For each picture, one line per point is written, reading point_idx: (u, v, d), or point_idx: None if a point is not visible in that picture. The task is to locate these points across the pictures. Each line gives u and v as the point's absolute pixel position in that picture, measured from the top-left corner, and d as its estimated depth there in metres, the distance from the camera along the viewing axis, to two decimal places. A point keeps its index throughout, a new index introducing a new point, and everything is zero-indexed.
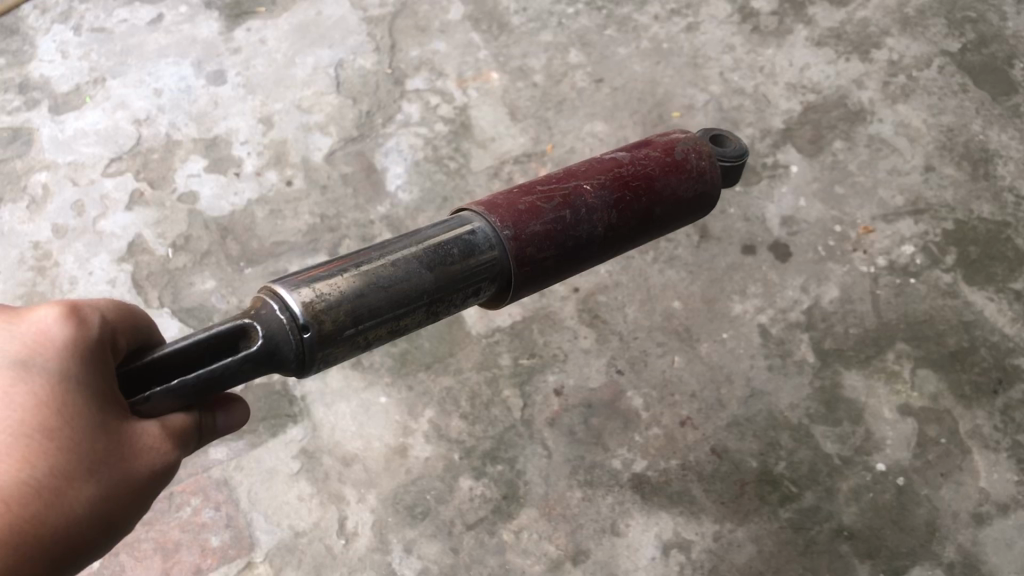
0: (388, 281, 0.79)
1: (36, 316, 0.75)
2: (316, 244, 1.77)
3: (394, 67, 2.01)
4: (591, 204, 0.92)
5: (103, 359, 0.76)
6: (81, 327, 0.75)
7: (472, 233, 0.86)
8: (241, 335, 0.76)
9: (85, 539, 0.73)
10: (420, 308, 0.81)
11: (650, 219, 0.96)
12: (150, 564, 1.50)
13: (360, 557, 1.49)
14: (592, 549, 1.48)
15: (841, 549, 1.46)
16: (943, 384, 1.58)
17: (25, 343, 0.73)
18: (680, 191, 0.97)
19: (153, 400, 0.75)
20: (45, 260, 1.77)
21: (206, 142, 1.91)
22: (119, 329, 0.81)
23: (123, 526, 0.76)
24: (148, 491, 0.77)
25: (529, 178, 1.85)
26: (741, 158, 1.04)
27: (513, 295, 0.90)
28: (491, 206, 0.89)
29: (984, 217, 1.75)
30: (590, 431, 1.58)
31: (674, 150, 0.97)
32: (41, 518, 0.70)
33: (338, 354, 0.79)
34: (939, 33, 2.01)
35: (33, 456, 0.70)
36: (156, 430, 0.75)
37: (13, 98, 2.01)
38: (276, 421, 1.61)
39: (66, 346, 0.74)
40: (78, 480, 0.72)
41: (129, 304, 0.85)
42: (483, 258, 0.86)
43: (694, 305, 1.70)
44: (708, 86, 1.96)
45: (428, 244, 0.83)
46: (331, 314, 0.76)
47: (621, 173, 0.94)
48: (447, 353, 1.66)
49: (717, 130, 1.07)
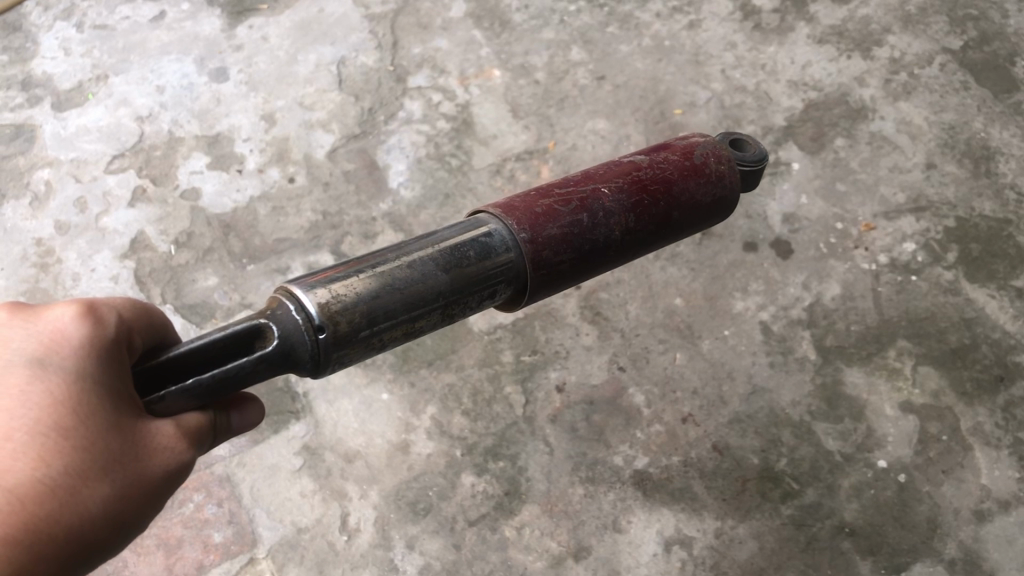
0: (404, 283, 0.79)
1: (52, 315, 0.75)
2: (318, 241, 1.77)
3: (396, 64, 2.01)
4: (608, 208, 0.92)
5: (119, 358, 0.76)
6: (97, 326, 0.76)
7: (487, 235, 0.86)
8: (257, 334, 0.76)
9: (98, 539, 0.72)
10: (435, 310, 0.82)
11: (668, 223, 0.96)
12: (153, 560, 1.50)
13: (362, 553, 1.49)
14: (593, 545, 1.48)
15: (842, 546, 1.46)
16: (945, 381, 1.58)
17: (41, 342, 0.73)
18: (698, 195, 0.97)
19: (167, 399, 0.75)
20: (47, 257, 1.78)
21: (208, 139, 1.91)
22: (135, 328, 0.81)
23: (135, 526, 0.76)
24: (161, 491, 0.77)
25: (531, 175, 1.85)
26: (761, 161, 1.04)
27: (529, 298, 0.90)
28: (508, 208, 0.90)
29: (986, 214, 1.76)
30: (592, 427, 1.59)
31: (692, 155, 0.98)
32: (55, 517, 0.69)
33: (352, 355, 0.79)
34: (941, 30, 2.01)
35: (48, 454, 0.70)
36: (170, 430, 0.75)
37: (16, 94, 2.01)
38: (278, 418, 1.61)
39: (83, 345, 0.74)
40: (92, 479, 0.71)
41: (144, 304, 0.85)
42: (499, 261, 0.86)
43: (695, 302, 1.70)
44: (710, 84, 1.96)
45: (444, 246, 0.84)
46: (346, 315, 0.76)
47: (639, 176, 0.94)
48: (449, 350, 1.67)
49: (738, 134, 1.07)
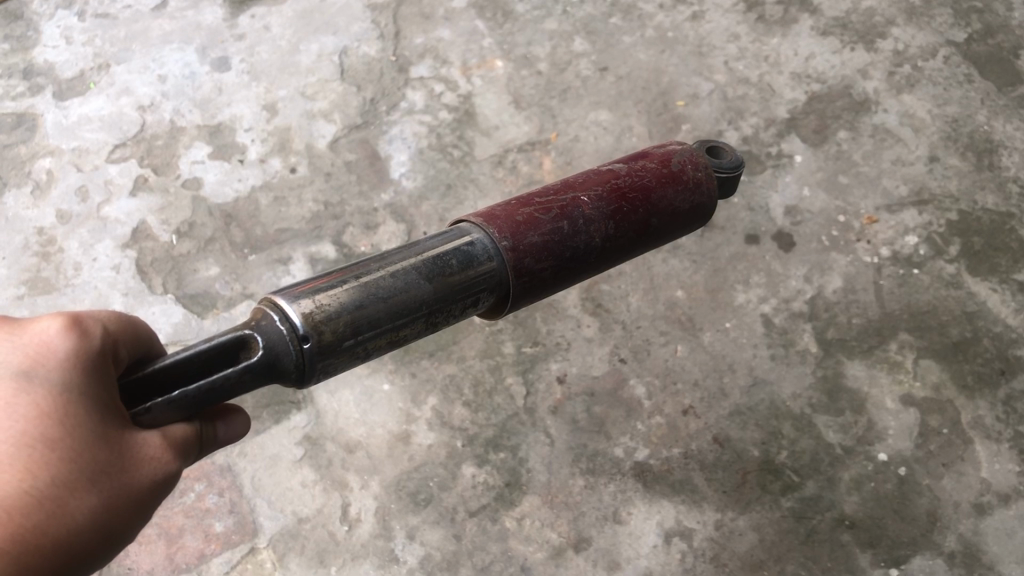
0: (387, 293, 0.79)
1: (38, 327, 0.73)
2: (319, 231, 1.77)
3: (399, 54, 2.00)
4: (589, 215, 0.91)
5: (105, 370, 0.74)
6: (83, 339, 0.74)
7: (470, 244, 0.86)
8: (242, 345, 0.76)
9: (86, 549, 0.72)
10: (419, 319, 0.81)
11: (647, 230, 0.95)
12: (154, 549, 1.50)
13: (363, 543, 1.49)
14: (593, 536, 1.49)
15: (842, 538, 1.46)
16: (946, 375, 1.58)
17: (26, 354, 0.72)
18: (677, 203, 0.97)
19: (154, 411, 0.75)
20: (49, 246, 1.77)
21: (210, 129, 1.91)
22: (121, 340, 0.79)
23: (123, 537, 0.75)
24: (149, 502, 0.76)
25: (533, 166, 1.84)
26: (738, 169, 1.03)
27: (511, 305, 0.90)
28: (489, 217, 0.89)
29: (988, 208, 1.75)
30: (592, 419, 1.59)
31: (670, 162, 0.97)
32: (43, 529, 0.69)
33: (336, 365, 0.78)
34: (945, 23, 2.01)
35: (35, 466, 0.69)
36: (157, 441, 0.74)
37: (17, 82, 2.01)
38: (280, 408, 1.61)
39: (69, 357, 0.72)
40: (79, 490, 0.70)
41: (131, 316, 0.83)
42: (481, 269, 0.85)
43: (697, 294, 1.70)
44: (713, 75, 1.96)
45: (426, 256, 0.83)
46: (330, 325, 0.76)
47: (618, 184, 0.94)
48: (450, 341, 1.67)
49: (714, 141, 1.06)
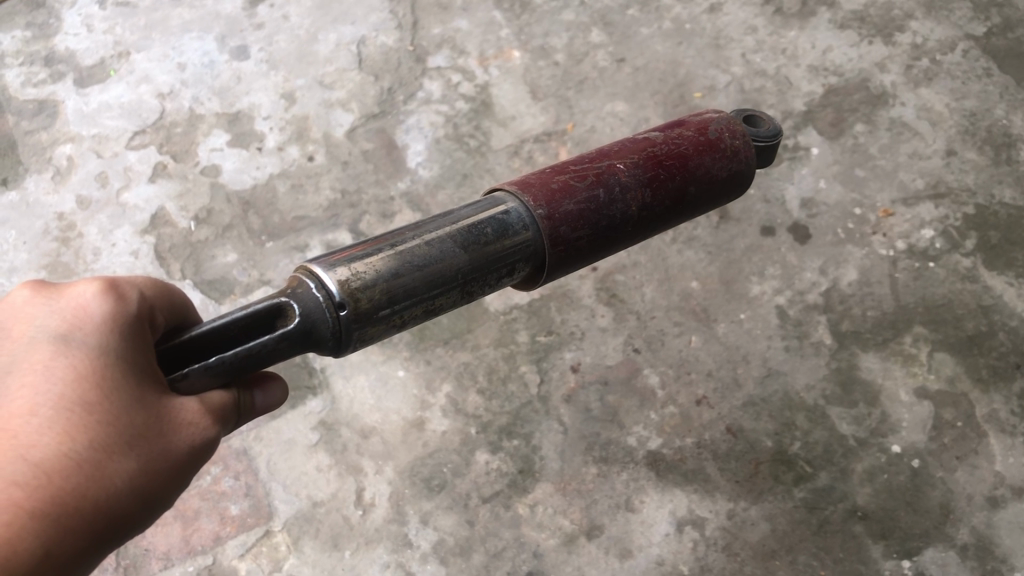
0: (423, 262, 0.80)
1: (75, 292, 0.76)
2: (336, 218, 1.79)
3: (416, 44, 2.02)
4: (624, 182, 0.92)
5: (142, 335, 0.77)
6: (119, 303, 0.76)
7: (505, 213, 0.87)
8: (279, 313, 0.78)
9: (124, 514, 0.72)
10: (454, 289, 0.82)
11: (685, 198, 0.96)
12: (170, 531, 1.52)
13: (377, 528, 1.51)
14: (605, 524, 1.49)
15: (854, 530, 1.46)
16: (960, 368, 1.58)
17: (65, 319, 0.74)
18: (714, 170, 0.97)
19: (191, 377, 0.76)
20: (69, 231, 1.80)
21: (229, 117, 1.93)
22: (157, 306, 0.81)
23: (161, 502, 0.76)
24: (185, 468, 0.77)
25: (549, 157, 1.85)
26: (777, 137, 1.04)
27: (547, 276, 0.91)
28: (524, 185, 0.90)
29: (1006, 202, 1.75)
30: (606, 408, 1.59)
31: (707, 130, 0.97)
32: (83, 492, 0.69)
33: (373, 333, 0.80)
34: (964, 16, 2.00)
35: (74, 429, 0.70)
36: (196, 406, 0.76)
37: (39, 69, 2.03)
38: (296, 393, 1.62)
39: (105, 321, 0.75)
40: (118, 453, 0.71)
41: (166, 283, 0.85)
42: (517, 239, 0.87)
43: (711, 286, 1.70)
44: (730, 68, 1.96)
45: (461, 225, 0.84)
46: (367, 293, 0.77)
47: (654, 152, 0.94)
48: (465, 329, 1.68)
49: (751, 110, 1.06)
